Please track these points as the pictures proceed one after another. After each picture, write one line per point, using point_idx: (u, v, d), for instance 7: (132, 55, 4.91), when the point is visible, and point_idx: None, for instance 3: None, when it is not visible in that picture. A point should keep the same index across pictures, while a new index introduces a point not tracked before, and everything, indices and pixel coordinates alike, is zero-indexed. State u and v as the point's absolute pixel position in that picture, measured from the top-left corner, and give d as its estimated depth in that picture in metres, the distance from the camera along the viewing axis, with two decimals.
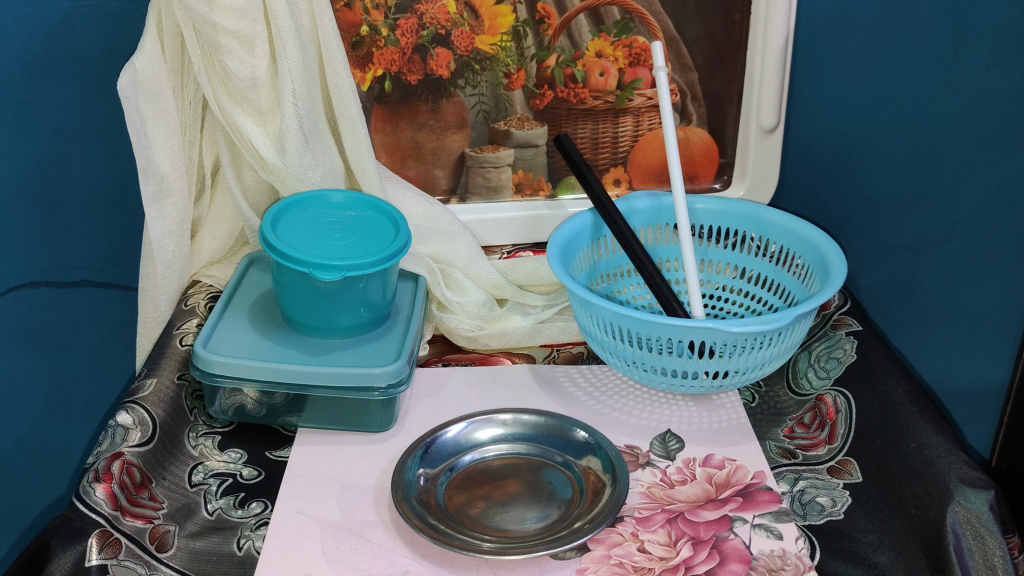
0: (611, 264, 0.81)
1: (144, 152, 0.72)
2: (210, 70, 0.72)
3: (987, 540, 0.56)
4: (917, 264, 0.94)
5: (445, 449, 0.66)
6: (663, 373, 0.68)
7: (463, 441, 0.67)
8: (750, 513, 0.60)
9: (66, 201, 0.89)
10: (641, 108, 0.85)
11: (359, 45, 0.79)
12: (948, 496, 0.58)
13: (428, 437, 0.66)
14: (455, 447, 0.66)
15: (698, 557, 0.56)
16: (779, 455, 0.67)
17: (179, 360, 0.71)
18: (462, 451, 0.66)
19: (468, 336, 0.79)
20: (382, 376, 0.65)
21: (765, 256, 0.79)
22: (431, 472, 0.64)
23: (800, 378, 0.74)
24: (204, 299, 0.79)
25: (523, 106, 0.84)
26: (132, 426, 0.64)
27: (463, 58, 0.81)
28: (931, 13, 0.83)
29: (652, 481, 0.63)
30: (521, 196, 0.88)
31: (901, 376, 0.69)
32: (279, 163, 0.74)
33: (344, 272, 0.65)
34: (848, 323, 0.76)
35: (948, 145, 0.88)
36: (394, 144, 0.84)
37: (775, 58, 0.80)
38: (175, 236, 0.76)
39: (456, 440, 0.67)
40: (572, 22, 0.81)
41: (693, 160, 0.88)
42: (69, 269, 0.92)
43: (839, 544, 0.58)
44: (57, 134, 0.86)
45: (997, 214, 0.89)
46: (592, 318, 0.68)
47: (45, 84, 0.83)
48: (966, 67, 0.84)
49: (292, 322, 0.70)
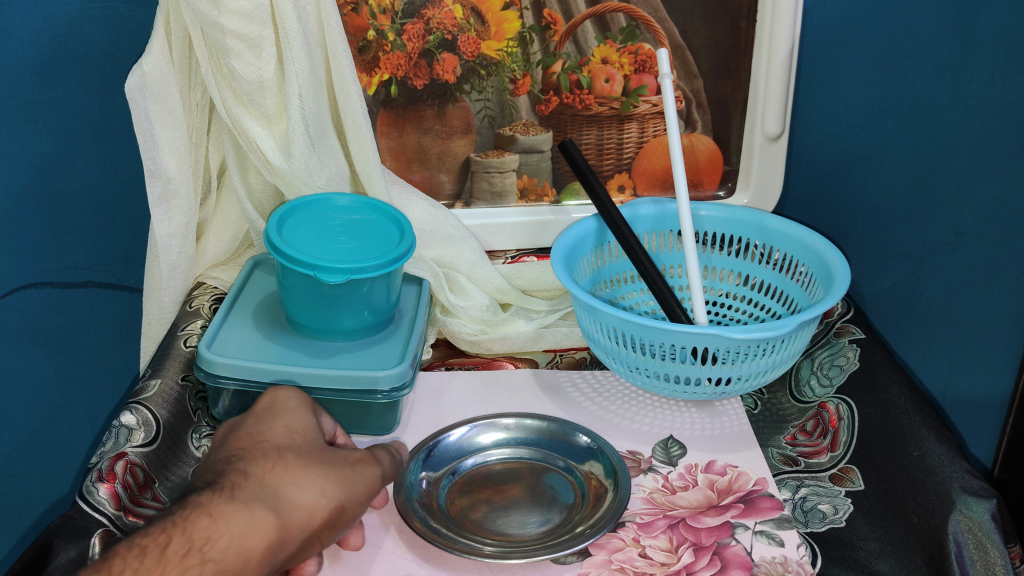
0: (616, 270, 0.81)
1: (151, 154, 0.72)
2: (217, 73, 0.73)
3: (989, 550, 0.56)
4: (919, 273, 0.94)
5: (448, 452, 0.66)
6: (667, 380, 0.68)
7: (467, 445, 0.67)
8: (751, 519, 0.60)
9: (72, 203, 0.90)
10: (646, 114, 0.85)
11: (366, 49, 0.80)
12: (949, 504, 0.58)
13: (430, 441, 0.66)
14: (457, 451, 0.67)
15: (698, 563, 0.56)
16: (781, 463, 0.67)
17: (184, 361, 0.72)
18: (464, 455, 0.66)
19: (472, 340, 0.80)
20: (386, 380, 0.65)
21: (769, 264, 0.79)
22: (432, 475, 0.64)
23: (802, 386, 0.74)
24: (209, 300, 0.81)
25: (529, 112, 0.84)
26: (135, 426, 0.65)
27: (469, 63, 0.81)
28: (936, 22, 0.82)
29: (654, 486, 0.63)
30: (526, 201, 0.89)
31: (903, 384, 0.69)
32: (285, 166, 0.75)
33: (348, 274, 0.65)
34: (851, 330, 0.76)
35: (951, 155, 0.89)
36: (399, 148, 0.84)
37: (781, 66, 0.80)
38: (180, 237, 0.76)
39: (458, 444, 0.67)
40: (578, 29, 0.81)
41: (697, 167, 0.88)
42: (74, 270, 0.93)
43: (840, 552, 0.58)
44: (65, 135, 0.86)
45: (1001, 224, 0.91)
46: (596, 324, 0.68)
47: (54, 86, 0.84)
48: (971, 80, 0.85)
49: (295, 324, 0.70)
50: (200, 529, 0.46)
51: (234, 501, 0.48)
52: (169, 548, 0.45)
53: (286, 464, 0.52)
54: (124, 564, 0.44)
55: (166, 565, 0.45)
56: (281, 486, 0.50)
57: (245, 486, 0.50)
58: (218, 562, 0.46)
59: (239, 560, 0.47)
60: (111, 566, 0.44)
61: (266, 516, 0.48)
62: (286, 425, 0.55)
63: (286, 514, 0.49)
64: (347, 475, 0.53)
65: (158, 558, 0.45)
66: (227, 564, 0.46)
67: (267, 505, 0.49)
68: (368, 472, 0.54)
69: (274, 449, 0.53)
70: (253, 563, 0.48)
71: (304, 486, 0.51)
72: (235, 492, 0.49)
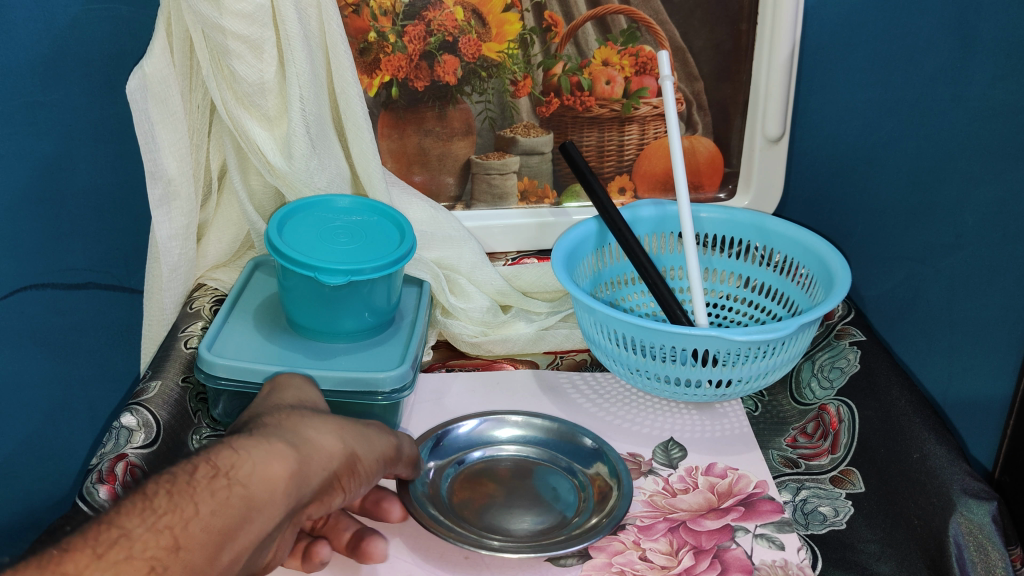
0: (616, 272, 0.81)
1: (153, 156, 0.72)
2: (219, 75, 0.73)
3: (989, 552, 0.56)
4: (920, 275, 0.94)
5: (456, 443, 0.67)
6: (667, 382, 0.68)
7: (476, 438, 0.67)
8: (752, 522, 0.60)
9: (73, 204, 0.90)
10: (647, 116, 0.85)
11: (367, 51, 0.80)
12: (949, 507, 0.58)
13: (439, 429, 0.67)
14: (466, 442, 0.67)
15: (699, 566, 0.56)
16: (782, 464, 0.67)
17: (184, 363, 0.72)
18: (473, 448, 0.67)
19: (472, 342, 0.80)
20: (387, 381, 0.65)
21: (769, 265, 0.79)
22: (439, 464, 0.65)
23: (802, 388, 0.74)
24: (209, 303, 0.80)
25: (529, 114, 0.84)
26: (136, 427, 0.65)
27: (470, 65, 0.81)
28: (936, 25, 0.82)
29: (655, 489, 0.63)
30: (526, 203, 0.89)
31: (904, 386, 0.69)
32: (286, 168, 0.75)
33: (349, 275, 0.65)
34: (851, 333, 0.76)
35: (952, 157, 0.89)
36: (400, 150, 0.84)
37: (781, 69, 0.80)
38: (181, 238, 0.76)
39: (468, 436, 0.67)
40: (579, 31, 0.81)
41: (697, 170, 0.88)
42: (74, 271, 0.93)
43: (841, 554, 0.58)
44: (66, 136, 0.86)
45: (1001, 227, 0.91)
46: (597, 326, 0.68)
47: (55, 87, 0.84)
48: (972, 81, 0.85)
49: (295, 326, 0.70)
50: (224, 457, 0.46)
51: (256, 436, 0.48)
52: (196, 475, 0.45)
53: (301, 414, 0.52)
54: (157, 488, 0.44)
55: (195, 489, 0.44)
56: (299, 428, 0.51)
57: (266, 429, 0.50)
58: (245, 487, 0.45)
59: (267, 488, 0.46)
60: (144, 494, 0.44)
61: (286, 449, 0.48)
62: (295, 395, 0.57)
63: (303, 449, 0.49)
64: (357, 431, 0.54)
65: (187, 482, 0.45)
66: (255, 490, 0.46)
67: (289, 441, 0.49)
68: (379, 435, 0.56)
69: (287, 407, 0.54)
70: (281, 492, 0.47)
71: (322, 431, 0.52)
72: (256, 433, 0.49)
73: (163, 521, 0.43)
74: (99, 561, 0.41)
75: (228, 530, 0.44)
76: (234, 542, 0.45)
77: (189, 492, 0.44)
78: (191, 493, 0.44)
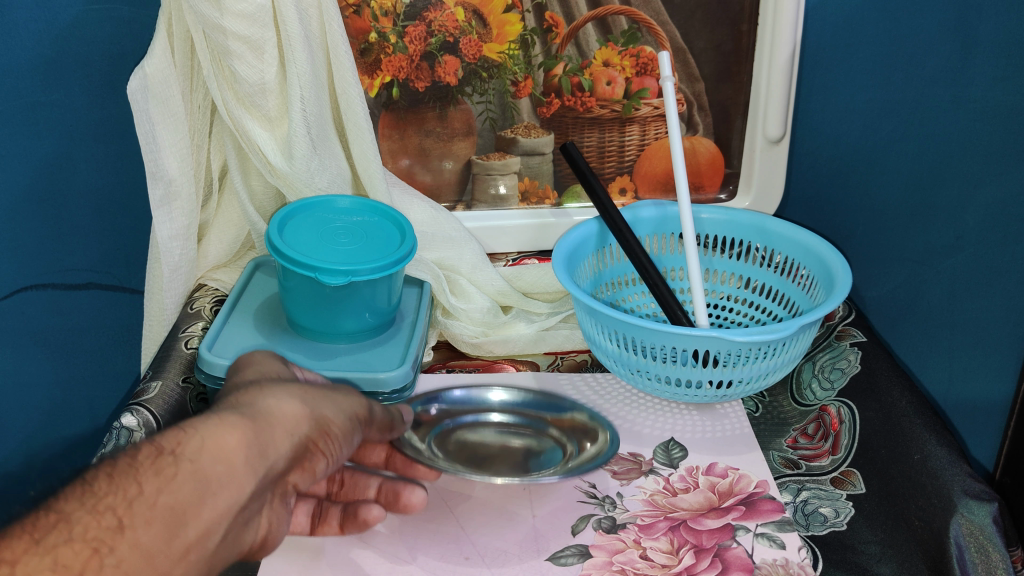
0: (616, 273, 0.81)
1: (153, 156, 0.73)
2: (219, 75, 0.73)
3: (990, 553, 0.56)
4: (921, 276, 0.94)
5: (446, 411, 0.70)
6: (668, 383, 0.68)
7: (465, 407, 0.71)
8: (753, 521, 0.60)
9: (73, 204, 0.90)
10: (647, 117, 0.85)
11: (367, 52, 0.80)
12: (951, 508, 0.58)
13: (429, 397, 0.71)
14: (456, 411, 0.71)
15: (700, 565, 0.56)
16: (782, 465, 0.66)
17: (185, 363, 0.72)
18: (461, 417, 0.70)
19: (473, 343, 0.80)
20: (388, 382, 0.66)
21: (770, 267, 0.79)
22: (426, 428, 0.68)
23: (803, 389, 0.74)
24: (210, 303, 0.80)
25: (530, 115, 0.84)
26: (136, 427, 0.64)
27: (471, 66, 0.81)
28: (937, 27, 0.82)
29: (655, 488, 0.63)
30: (527, 204, 0.89)
31: (905, 388, 0.69)
32: (287, 168, 0.75)
33: (349, 276, 0.65)
34: (852, 334, 0.76)
35: (952, 158, 0.89)
36: (401, 150, 0.84)
37: (782, 72, 0.80)
38: (182, 239, 0.76)
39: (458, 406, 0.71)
40: (580, 31, 0.81)
41: (699, 170, 0.88)
42: (75, 271, 0.93)
43: (842, 555, 0.58)
44: (67, 137, 0.86)
45: (1002, 228, 0.90)
46: (597, 326, 0.68)
47: (55, 87, 0.84)
48: (973, 82, 0.85)
49: (296, 326, 0.70)
50: (170, 437, 0.45)
51: (207, 414, 0.47)
52: (139, 457, 0.44)
53: (262, 386, 0.51)
54: (98, 473, 0.43)
55: (138, 469, 0.43)
56: (257, 400, 0.49)
57: (220, 408, 0.48)
58: (194, 462, 0.44)
59: (220, 461, 0.44)
60: (84, 479, 0.43)
61: (239, 421, 0.47)
62: (257, 370, 0.55)
63: (260, 419, 0.48)
64: (319, 396, 0.52)
65: (129, 464, 0.43)
66: (207, 463, 0.44)
67: (245, 414, 0.47)
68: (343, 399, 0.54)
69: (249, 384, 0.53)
70: (238, 462, 0.45)
71: (282, 400, 0.50)
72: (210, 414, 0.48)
73: (104, 503, 0.42)
74: (37, 547, 0.40)
75: (182, 506, 0.43)
76: (195, 520, 0.43)
77: (132, 473, 0.43)
78: (134, 474, 0.43)
